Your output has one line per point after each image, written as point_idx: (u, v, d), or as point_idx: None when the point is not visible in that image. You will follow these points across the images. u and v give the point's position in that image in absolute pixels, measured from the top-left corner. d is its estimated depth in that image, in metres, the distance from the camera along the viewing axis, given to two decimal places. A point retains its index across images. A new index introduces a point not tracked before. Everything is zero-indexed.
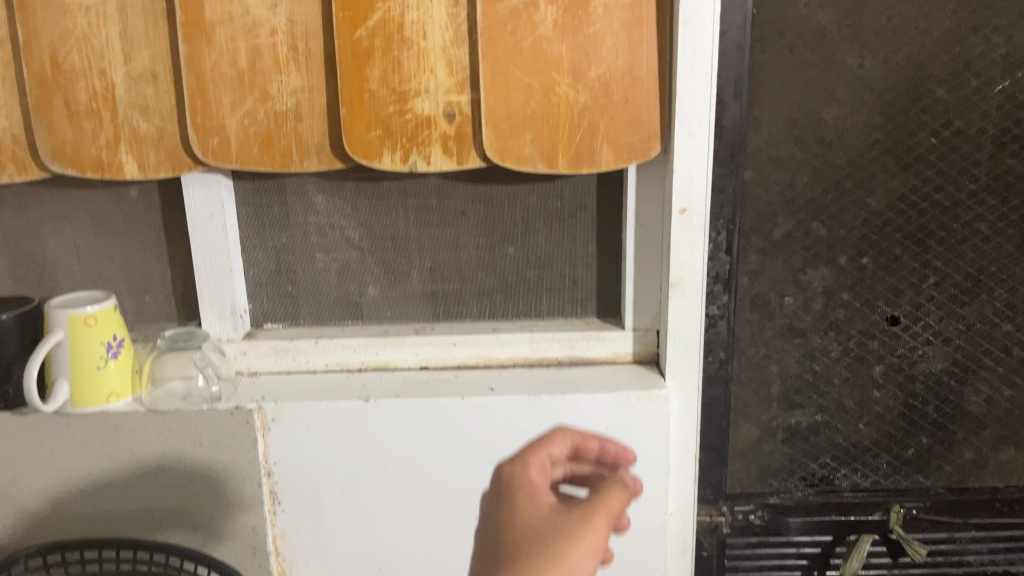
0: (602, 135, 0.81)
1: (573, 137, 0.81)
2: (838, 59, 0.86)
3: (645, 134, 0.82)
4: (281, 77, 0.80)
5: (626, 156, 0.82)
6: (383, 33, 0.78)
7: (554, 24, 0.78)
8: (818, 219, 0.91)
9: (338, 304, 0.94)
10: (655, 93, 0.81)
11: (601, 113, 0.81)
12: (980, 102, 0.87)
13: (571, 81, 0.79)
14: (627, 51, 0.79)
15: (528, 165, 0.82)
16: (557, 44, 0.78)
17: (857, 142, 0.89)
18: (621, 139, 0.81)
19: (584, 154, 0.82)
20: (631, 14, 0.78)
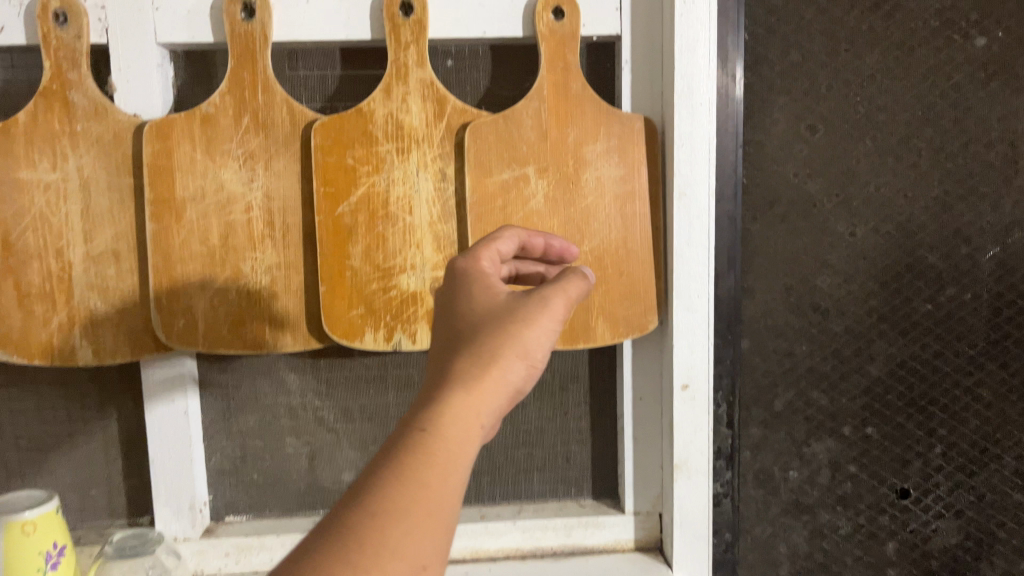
0: (597, 309, 0.77)
1: (567, 311, 0.77)
2: (830, 227, 0.84)
3: (642, 308, 0.77)
4: (255, 255, 0.75)
5: (623, 331, 0.77)
6: (367, 209, 0.75)
7: (544, 197, 0.76)
8: (819, 389, 0.87)
9: (310, 493, 0.85)
10: (651, 266, 0.77)
11: (595, 286, 0.77)
12: (972, 268, 0.86)
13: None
14: (619, 224, 0.77)
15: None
16: (548, 217, 0.76)
17: (853, 309, 0.86)
18: (617, 314, 0.77)
19: (579, 329, 0.77)
20: (622, 187, 0.77)
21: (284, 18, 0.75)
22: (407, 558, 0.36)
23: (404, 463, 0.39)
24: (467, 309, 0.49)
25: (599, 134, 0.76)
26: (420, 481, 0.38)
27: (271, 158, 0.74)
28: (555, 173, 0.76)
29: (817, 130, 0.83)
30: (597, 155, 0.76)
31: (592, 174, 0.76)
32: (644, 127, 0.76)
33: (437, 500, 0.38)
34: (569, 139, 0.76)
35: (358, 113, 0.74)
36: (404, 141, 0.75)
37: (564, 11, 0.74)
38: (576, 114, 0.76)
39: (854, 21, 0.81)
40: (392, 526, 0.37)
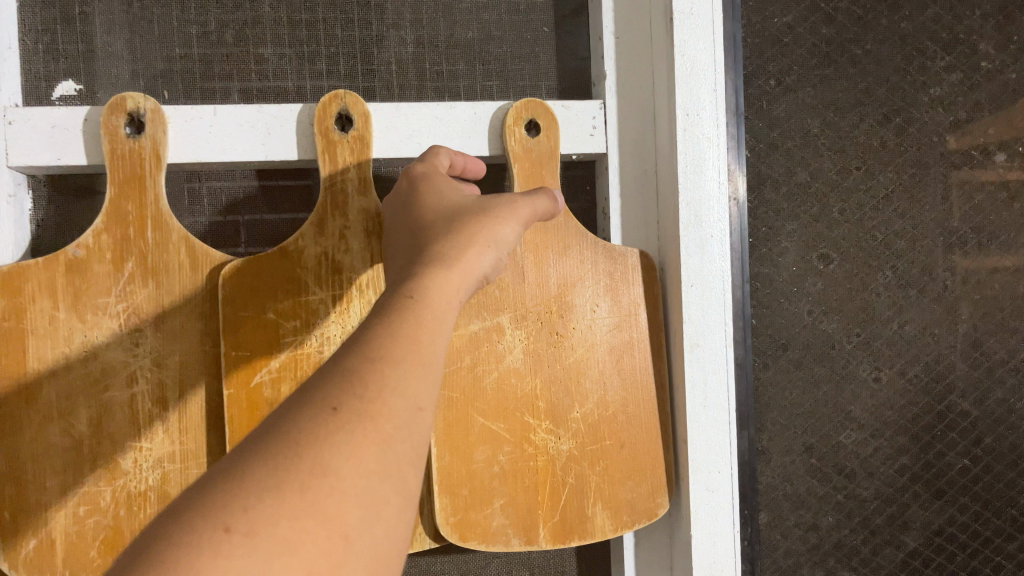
0: (594, 493, 0.60)
1: (556, 499, 0.60)
2: (852, 372, 0.71)
3: (648, 490, 0.61)
4: (138, 444, 0.56)
5: (626, 520, 0.61)
6: (294, 377, 0.57)
7: (523, 354, 0.60)
8: (850, 567, 0.72)
9: None
10: (657, 436, 0.61)
11: (590, 464, 0.60)
12: (1009, 413, 0.74)
13: (549, 424, 0.60)
14: (616, 384, 0.61)
15: (497, 542, 0.59)
16: (529, 378, 0.60)
17: (882, 469, 0.72)
18: (618, 499, 0.61)
19: (573, 520, 0.60)
20: (618, 338, 0.61)
21: (182, 133, 0.58)
22: (409, 394, 0.32)
23: (397, 312, 0.34)
24: (428, 215, 0.47)
25: (588, 273, 0.61)
26: (412, 331, 0.34)
27: (163, 314, 0.56)
28: (535, 322, 0.60)
29: (830, 259, 0.70)
30: (587, 300, 0.61)
31: (581, 324, 0.61)
32: (641, 263, 0.62)
33: (433, 339, 0.34)
34: (551, 281, 0.60)
35: (283, 255, 0.57)
36: (343, 289, 0.58)
37: (541, 124, 0.60)
38: (559, 249, 0.60)
39: (864, 136, 0.71)
40: (387, 364, 0.32)
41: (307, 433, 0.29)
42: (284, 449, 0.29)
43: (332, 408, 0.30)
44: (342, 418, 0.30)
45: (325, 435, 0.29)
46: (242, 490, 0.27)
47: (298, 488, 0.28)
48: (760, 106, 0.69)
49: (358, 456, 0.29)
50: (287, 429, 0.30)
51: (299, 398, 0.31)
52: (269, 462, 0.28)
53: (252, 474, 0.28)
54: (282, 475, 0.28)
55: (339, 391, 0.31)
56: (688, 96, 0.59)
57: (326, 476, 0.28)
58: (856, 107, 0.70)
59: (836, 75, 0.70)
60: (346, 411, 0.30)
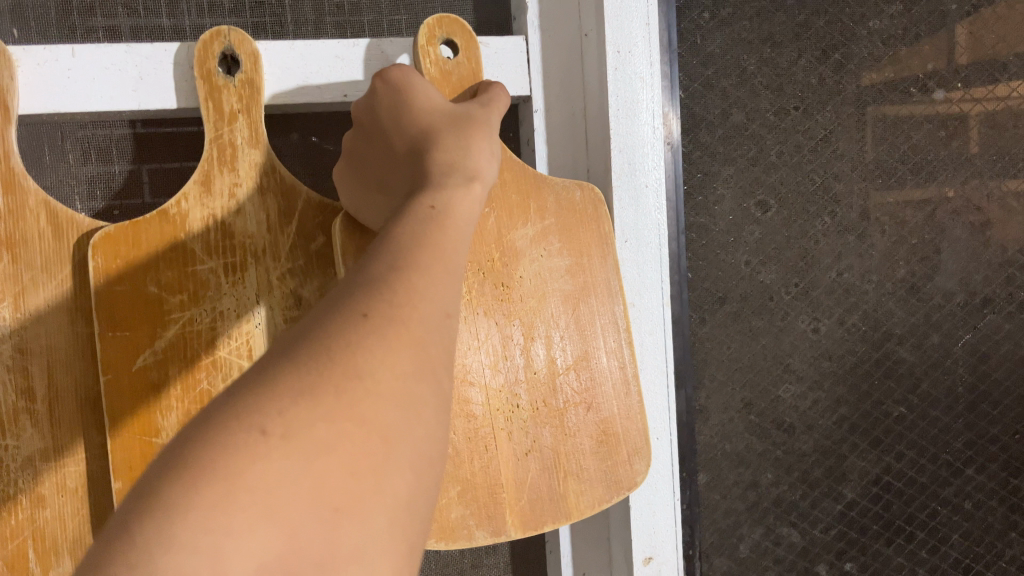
0: (564, 465, 0.53)
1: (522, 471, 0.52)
2: (790, 324, 0.68)
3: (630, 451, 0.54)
4: (2, 442, 0.48)
5: (604, 489, 0.53)
6: (184, 357, 0.50)
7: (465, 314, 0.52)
8: (789, 523, 0.70)
9: None
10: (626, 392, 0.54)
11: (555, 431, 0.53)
12: (944, 358, 0.73)
13: (504, 391, 0.52)
14: (576, 338, 0.54)
15: (459, 539, 0.50)
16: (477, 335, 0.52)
17: (822, 421, 0.70)
18: (593, 470, 0.53)
19: (545, 497, 0.52)
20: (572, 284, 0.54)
21: (34, 78, 0.49)
22: (439, 302, 0.27)
23: (422, 224, 0.31)
24: (418, 119, 0.43)
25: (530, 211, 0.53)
26: (434, 236, 0.30)
27: (22, 291, 0.48)
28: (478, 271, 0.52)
29: (768, 206, 0.66)
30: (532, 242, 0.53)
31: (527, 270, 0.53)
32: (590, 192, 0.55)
33: (460, 251, 0.31)
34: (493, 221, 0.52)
35: (163, 218, 0.49)
36: (236, 256, 0.51)
37: (456, 44, 0.53)
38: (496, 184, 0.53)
39: (802, 73, 0.66)
40: (415, 266, 0.28)
41: (336, 336, 0.25)
42: (312, 354, 0.24)
43: (363, 311, 0.26)
44: (370, 323, 0.25)
45: (356, 341, 0.25)
46: (268, 396, 0.23)
47: (331, 398, 0.23)
48: (694, 41, 0.64)
49: (393, 357, 0.25)
50: (312, 332, 0.25)
51: (322, 304, 0.26)
52: (298, 366, 0.24)
53: (279, 373, 0.24)
54: (312, 376, 0.24)
55: (368, 297, 0.26)
56: (619, 31, 0.53)
57: (362, 378, 0.24)
58: (794, 41, 0.66)
59: (774, 7, 0.65)
60: (378, 312, 0.26)
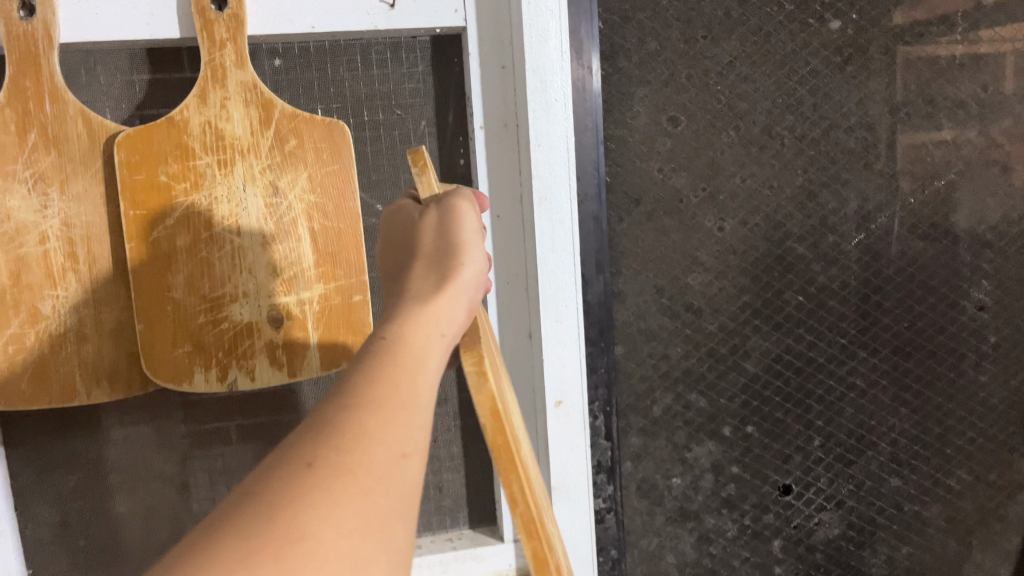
0: None
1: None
2: (699, 223, 0.81)
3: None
4: (55, 292, 0.64)
5: None
6: (188, 232, 0.65)
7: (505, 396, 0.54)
8: (697, 391, 0.84)
9: (146, 557, 0.76)
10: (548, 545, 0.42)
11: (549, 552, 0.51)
12: (839, 256, 0.85)
13: None
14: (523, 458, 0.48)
15: None
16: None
17: (726, 306, 0.83)
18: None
19: None
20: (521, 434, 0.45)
21: (71, 15, 0.64)
22: (391, 444, 0.32)
23: (380, 359, 0.36)
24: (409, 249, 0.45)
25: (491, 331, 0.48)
26: (389, 376, 0.35)
27: (67, 178, 0.64)
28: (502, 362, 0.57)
29: (679, 121, 0.79)
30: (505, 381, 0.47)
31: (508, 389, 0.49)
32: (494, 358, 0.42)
33: (416, 381, 0.35)
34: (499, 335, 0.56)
35: (169, 123, 0.64)
36: (227, 153, 0.66)
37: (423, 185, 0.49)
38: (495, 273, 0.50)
39: (709, 7, 0.78)
40: (366, 413, 0.33)
41: (285, 489, 0.29)
42: (260, 506, 0.29)
43: (308, 465, 0.30)
44: (317, 475, 0.30)
45: (303, 489, 0.29)
46: (213, 549, 0.27)
47: (277, 544, 0.28)
48: None
49: (333, 515, 0.29)
50: (258, 493, 0.30)
51: (274, 458, 0.31)
52: (245, 521, 0.28)
53: (223, 535, 0.28)
54: (254, 540, 0.28)
55: (317, 449, 0.31)
56: None
57: (302, 539, 0.28)
58: None
59: None
60: (322, 465, 0.30)
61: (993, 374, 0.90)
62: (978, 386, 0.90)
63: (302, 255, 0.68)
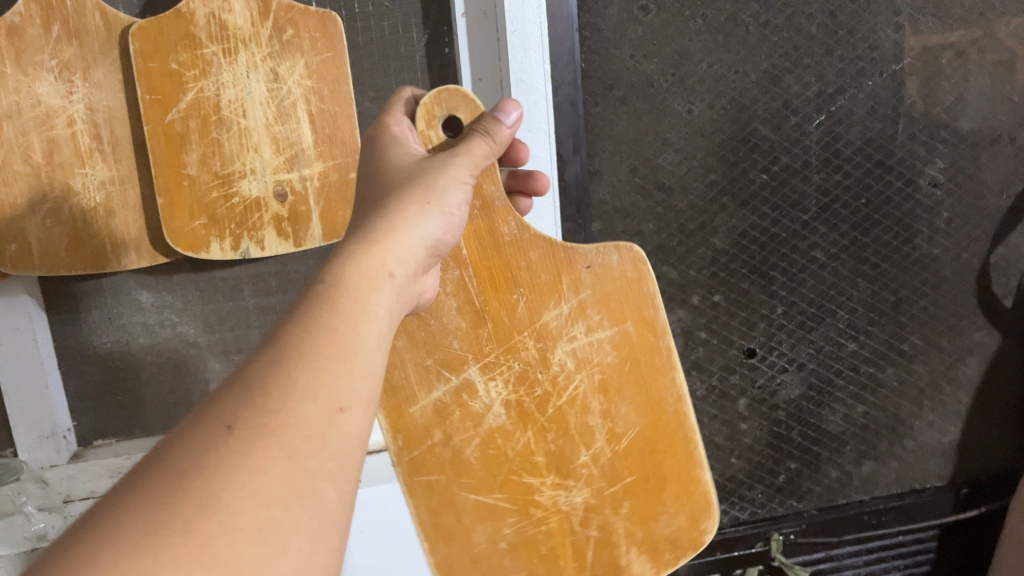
0: (624, 536, 0.69)
1: (538, 557, 0.69)
2: (669, 106, 0.87)
3: (699, 509, 0.69)
4: (85, 171, 0.73)
5: (668, 558, 0.69)
6: (198, 115, 0.72)
7: (503, 408, 0.66)
8: (668, 264, 0.93)
9: (180, 408, 0.88)
10: (683, 425, 0.67)
11: (612, 507, 0.68)
12: (801, 137, 0.91)
13: (554, 479, 0.67)
14: (627, 412, 0.66)
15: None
16: (472, 475, 0.66)
17: (695, 185, 0.90)
18: (654, 529, 0.69)
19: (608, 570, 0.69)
20: (622, 363, 0.66)
21: None
22: (323, 400, 0.37)
23: (313, 322, 0.41)
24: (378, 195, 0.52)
25: (564, 288, 0.65)
26: (320, 338, 0.39)
27: (89, 67, 0.71)
28: (465, 404, 0.65)
29: (649, 10, 0.84)
30: (592, 321, 0.65)
31: (563, 354, 0.66)
32: (627, 257, 0.64)
33: (350, 341, 0.41)
34: (466, 360, 0.65)
35: (176, 14, 0.70)
36: (230, 42, 0.72)
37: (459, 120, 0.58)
38: (529, 252, 0.63)
39: None
40: (291, 375, 0.37)
41: (206, 453, 0.33)
42: (177, 475, 0.32)
43: (227, 428, 0.34)
44: (237, 437, 0.34)
45: (224, 451, 0.33)
46: (130, 511, 0.31)
47: (193, 510, 0.31)
48: None
49: (249, 483, 0.33)
50: (179, 460, 0.33)
51: (191, 421, 0.35)
52: (158, 493, 0.31)
53: (140, 501, 0.31)
54: (172, 511, 0.31)
55: (237, 414, 0.35)
56: None
57: (216, 511, 0.31)
58: None
59: None
60: (239, 429, 0.34)
61: (944, 246, 0.97)
62: (931, 257, 0.97)
63: (302, 136, 0.75)
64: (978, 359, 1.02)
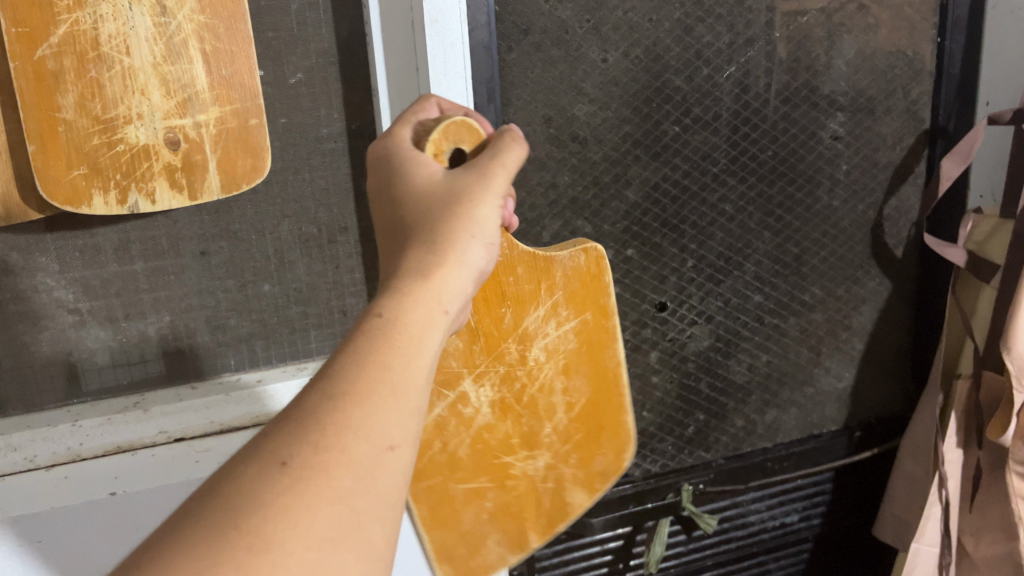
0: (570, 480, 0.77)
1: (513, 522, 0.78)
2: (583, 54, 0.85)
3: (620, 445, 0.76)
4: None
5: (597, 485, 0.77)
6: (74, 51, 0.64)
7: (492, 404, 0.73)
8: (583, 218, 0.91)
9: (60, 381, 0.81)
10: (618, 381, 0.75)
11: (563, 463, 0.76)
12: (712, 89, 0.90)
13: (525, 452, 0.75)
14: (580, 390, 0.74)
15: (565, 518, 0.78)
16: (462, 468, 0.75)
17: (609, 136, 0.89)
18: (591, 467, 0.76)
19: (557, 509, 0.78)
20: (580, 346, 0.73)
21: None
22: (374, 438, 0.37)
23: (372, 351, 0.40)
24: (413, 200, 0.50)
25: (542, 293, 0.71)
26: (379, 372, 0.39)
27: None
28: (460, 412, 0.73)
29: None
30: (562, 316, 0.72)
31: (537, 350, 0.73)
32: (592, 256, 0.71)
33: (405, 367, 0.40)
34: (463, 375, 0.72)
35: None
36: None
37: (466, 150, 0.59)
38: (514, 267, 0.70)
39: None
40: (350, 412, 0.37)
41: (258, 492, 0.34)
42: (233, 512, 0.33)
43: (282, 465, 0.35)
44: (291, 476, 0.34)
45: (277, 491, 0.34)
46: (183, 549, 0.32)
47: (248, 546, 0.32)
48: None
49: (300, 524, 0.33)
50: (235, 493, 0.34)
51: (247, 457, 0.36)
52: (213, 527, 0.32)
53: (194, 534, 0.32)
54: (229, 546, 0.32)
55: (292, 449, 0.35)
56: None
57: (268, 552, 0.32)
58: None
59: None
60: (293, 466, 0.35)
61: (842, 198, 1.00)
62: (830, 209, 1.00)
63: (195, 77, 0.68)
64: (871, 307, 1.06)
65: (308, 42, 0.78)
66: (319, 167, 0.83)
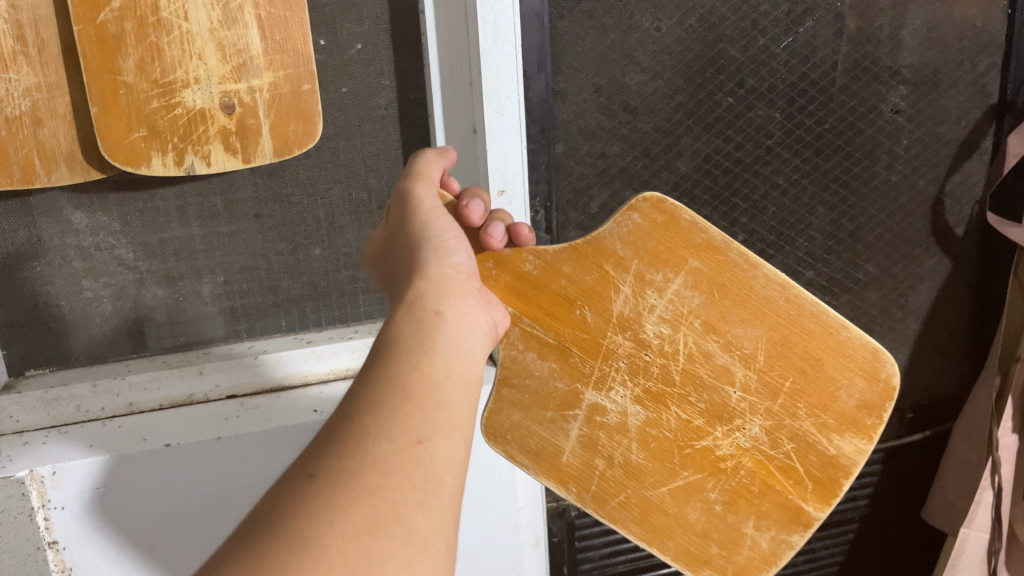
0: (821, 436, 0.62)
1: (756, 507, 0.63)
2: (636, 23, 0.84)
3: (873, 366, 0.60)
4: (10, 77, 0.66)
5: (869, 424, 0.61)
6: (134, 16, 0.66)
7: (637, 403, 0.64)
8: (632, 189, 0.90)
9: (121, 335, 0.84)
10: (789, 306, 0.60)
11: (794, 417, 0.62)
12: (768, 59, 0.88)
13: (722, 428, 0.63)
14: (745, 339, 0.61)
15: (845, 469, 0.62)
16: (648, 474, 0.64)
17: (661, 106, 0.88)
18: (837, 405, 0.61)
19: (828, 467, 0.62)
20: (709, 296, 0.61)
21: None
22: (395, 438, 0.43)
23: (376, 370, 0.47)
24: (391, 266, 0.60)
25: (613, 274, 0.62)
26: (386, 384, 0.46)
27: None
28: (603, 424, 0.65)
29: None
30: (660, 280, 0.62)
31: (654, 327, 0.63)
32: (647, 208, 0.60)
33: (408, 372, 0.47)
34: (579, 390, 0.65)
35: None
36: None
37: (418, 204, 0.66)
38: (561, 269, 0.63)
39: None
40: (362, 420, 0.43)
41: (297, 499, 0.39)
42: (280, 519, 0.38)
43: (309, 476, 0.40)
44: (318, 483, 0.40)
45: (309, 495, 0.39)
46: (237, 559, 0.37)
47: (291, 544, 0.37)
48: None
49: (333, 521, 0.38)
50: (278, 509, 0.39)
51: (284, 478, 0.42)
52: (262, 537, 0.38)
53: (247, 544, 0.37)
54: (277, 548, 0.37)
55: (318, 463, 0.41)
56: None
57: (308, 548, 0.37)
58: None
59: None
60: (320, 474, 0.40)
61: (902, 174, 0.97)
62: (889, 184, 0.97)
63: (250, 43, 0.69)
64: (928, 287, 1.03)
65: (362, 8, 0.79)
66: (370, 133, 0.84)
